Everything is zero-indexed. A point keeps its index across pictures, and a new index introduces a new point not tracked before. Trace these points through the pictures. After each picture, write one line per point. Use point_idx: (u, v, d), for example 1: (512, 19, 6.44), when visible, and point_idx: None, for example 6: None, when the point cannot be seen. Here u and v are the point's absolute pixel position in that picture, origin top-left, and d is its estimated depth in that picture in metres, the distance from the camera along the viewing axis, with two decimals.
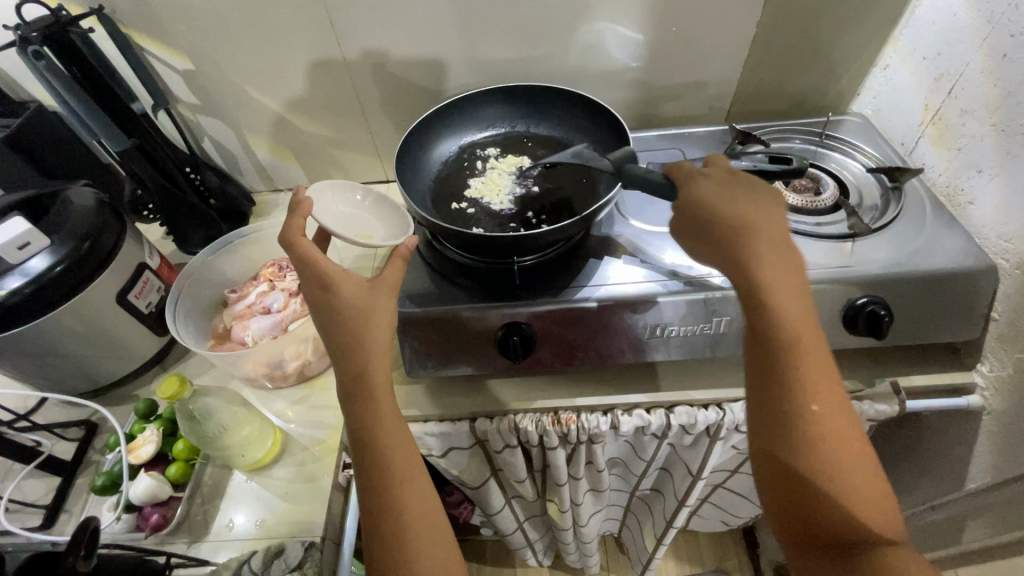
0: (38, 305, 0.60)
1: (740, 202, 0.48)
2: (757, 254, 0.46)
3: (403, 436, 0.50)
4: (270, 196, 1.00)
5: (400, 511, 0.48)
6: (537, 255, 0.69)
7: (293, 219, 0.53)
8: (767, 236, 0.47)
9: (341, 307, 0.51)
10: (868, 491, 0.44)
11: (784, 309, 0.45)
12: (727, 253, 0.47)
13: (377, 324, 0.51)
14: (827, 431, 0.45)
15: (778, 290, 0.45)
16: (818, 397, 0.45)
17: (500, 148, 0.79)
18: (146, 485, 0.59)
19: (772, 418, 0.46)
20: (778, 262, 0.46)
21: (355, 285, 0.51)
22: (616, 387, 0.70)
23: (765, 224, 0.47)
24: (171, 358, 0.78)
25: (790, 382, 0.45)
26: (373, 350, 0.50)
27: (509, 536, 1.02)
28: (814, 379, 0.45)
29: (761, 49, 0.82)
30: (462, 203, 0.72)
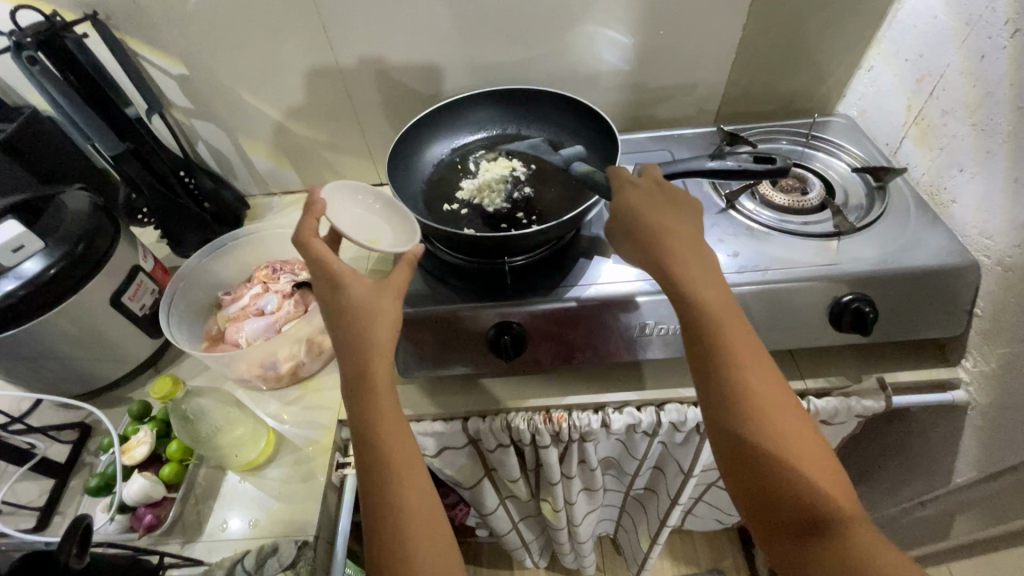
0: (31, 307, 0.60)
1: (657, 206, 0.54)
2: (675, 248, 0.52)
3: (403, 431, 0.50)
4: (265, 199, 1.01)
5: (400, 504, 0.47)
6: (528, 255, 0.70)
7: (307, 219, 0.55)
8: (682, 234, 0.53)
9: (349, 304, 0.52)
10: (820, 464, 0.45)
11: (702, 293, 0.50)
12: (648, 250, 0.53)
13: (383, 322, 0.52)
14: (769, 410, 0.46)
15: (693, 275, 0.50)
16: (752, 374, 0.47)
17: (492, 150, 0.80)
18: (139, 485, 0.59)
19: (711, 397, 0.48)
20: (695, 260, 0.52)
21: (363, 283, 0.53)
22: (607, 385, 0.70)
23: (677, 227, 0.53)
24: (165, 361, 0.79)
25: (722, 358, 0.48)
26: (375, 345, 0.51)
27: (504, 536, 1.02)
28: (745, 355, 0.48)
29: (747, 52, 0.84)
30: (453, 205, 0.73)
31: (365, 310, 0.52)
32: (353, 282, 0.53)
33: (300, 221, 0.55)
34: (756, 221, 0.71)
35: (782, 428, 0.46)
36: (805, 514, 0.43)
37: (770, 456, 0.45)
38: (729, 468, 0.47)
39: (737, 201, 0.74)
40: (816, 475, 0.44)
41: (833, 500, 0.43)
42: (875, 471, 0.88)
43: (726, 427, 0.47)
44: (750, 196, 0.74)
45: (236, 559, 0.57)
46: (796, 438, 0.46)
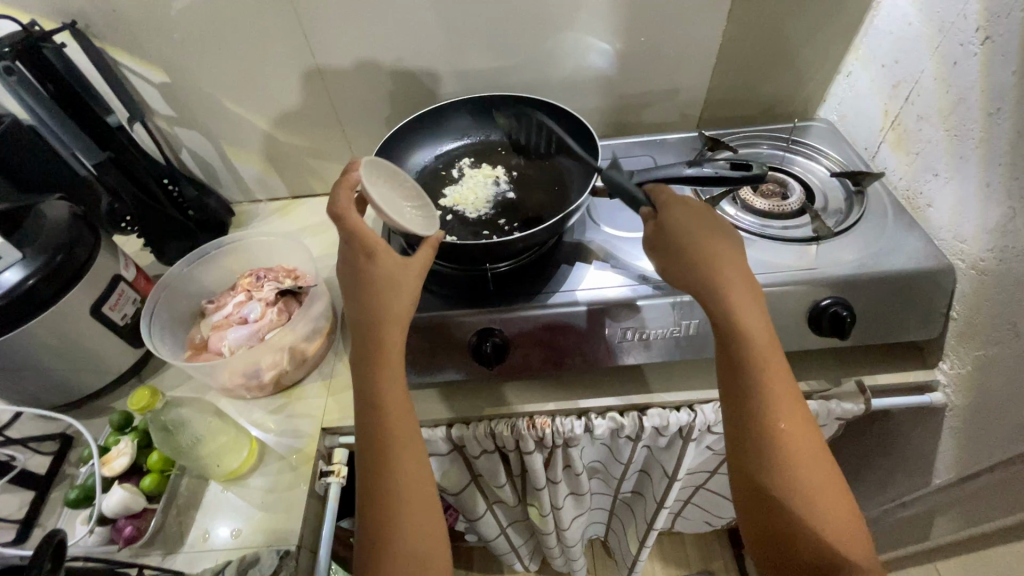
0: (9, 318, 0.60)
1: (707, 232, 0.52)
2: (726, 280, 0.50)
3: (404, 401, 0.51)
4: (250, 206, 1.01)
5: (392, 474, 0.49)
6: (511, 261, 0.70)
7: (340, 191, 0.54)
8: (734, 268, 0.51)
9: (374, 273, 0.52)
10: (841, 513, 0.48)
11: (752, 335, 0.49)
12: (696, 276, 0.51)
13: (404, 301, 0.52)
14: (794, 449, 0.48)
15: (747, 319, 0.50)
16: (790, 421, 0.49)
17: (476, 157, 0.80)
18: (119, 497, 0.59)
19: (748, 439, 0.50)
20: (747, 297, 0.51)
21: (391, 257, 0.52)
22: (590, 391, 0.71)
23: (729, 255, 0.52)
24: (148, 370, 0.79)
25: (762, 404, 0.49)
26: (390, 314, 0.51)
27: (493, 542, 1.02)
28: (786, 401, 0.49)
29: (728, 58, 0.84)
30: (436, 211, 0.73)
31: (388, 286, 0.52)
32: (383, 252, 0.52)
33: (333, 191, 0.54)
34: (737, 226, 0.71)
35: (813, 476, 0.48)
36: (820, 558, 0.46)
37: (798, 505, 0.48)
38: (753, 505, 0.50)
39: (718, 206, 0.74)
40: (836, 524, 0.47)
41: (849, 552, 0.46)
42: (859, 473, 0.89)
43: (759, 470, 0.49)
44: (731, 201, 0.75)
45: (217, 570, 0.57)
46: (825, 488, 0.48)
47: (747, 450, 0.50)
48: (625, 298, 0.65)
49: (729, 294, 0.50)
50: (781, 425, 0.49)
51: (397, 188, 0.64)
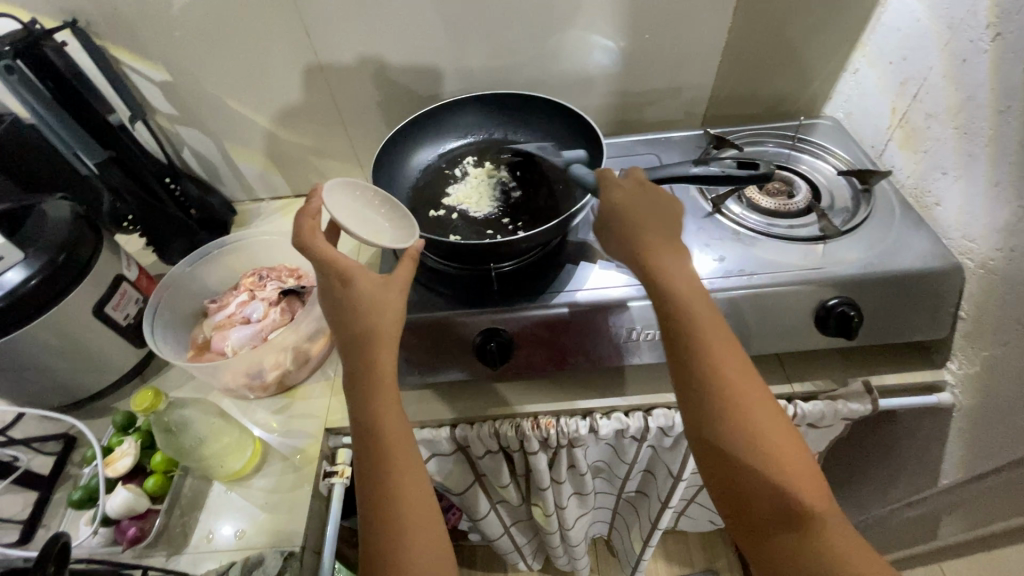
0: (12, 318, 0.60)
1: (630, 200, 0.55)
2: (649, 242, 0.52)
3: (401, 422, 0.50)
4: (252, 205, 1.00)
5: (396, 504, 0.47)
6: (516, 261, 0.69)
7: (303, 219, 0.55)
8: (655, 230, 0.53)
9: (357, 298, 0.51)
10: (794, 462, 0.45)
11: (676, 288, 0.50)
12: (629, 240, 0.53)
13: (388, 319, 0.51)
14: (738, 394, 0.47)
15: (669, 275, 0.50)
16: (728, 371, 0.47)
17: (479, 156, 0.79)
18: (123, 498, 0.59)
19: (692, 391, 0.48)
20: (670, 256, 0.52)
21: (369, 278, 0.52)
22: (595, 391, 0.70)
23: (653, 217, 0.54)
24: (151, 370, 0.78)
25: (694, 356, 0.48)
26: (380, 335, 0.51)
27: (497, 541, 1.02)
28: (721, 351, 0.48)
29: (733, 55, 0.84)
30: (440, 211, 0.72)
31: (370, 307, 0.51)
32: (358, 274, 0.52)
33: (296, 222, 0.55)
34: (743, 225, 0.71)
35: (760, 425, 0.46)
36: (777, 510, 0.44)
37: (744, 455, 0.45)
38: (707, 466, 0.47)
39: (724, 205, 0.74)
40: (792, 473, 0.44)
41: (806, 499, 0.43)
42: (864, 472, 0.88)
43: (702, 425, 0.47)
44: (736, 200, 0.75)
45: (221, 572, 0.57)
46: (777, 438, 0.45)
47: (690, 405, 0.48)
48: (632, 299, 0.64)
49: (651, 252, 0.52)
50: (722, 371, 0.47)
51: (366, 204, 0.63)
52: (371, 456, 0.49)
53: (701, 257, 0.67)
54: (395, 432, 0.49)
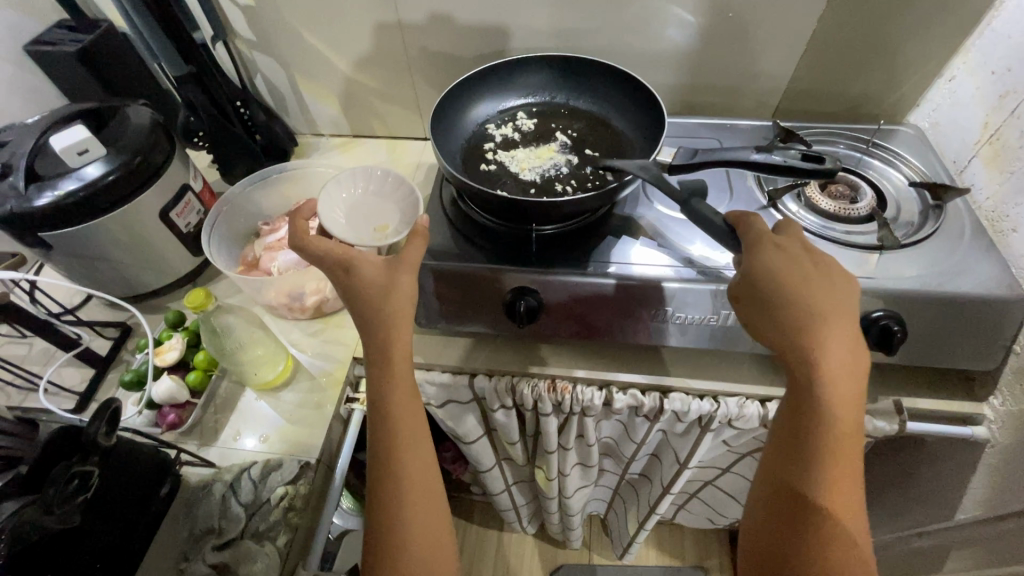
0: (89, 209, 0.65)
1: (815, 283, 0.47)
2: (824, 347, 0.46)
3: (414, 399, 0.53)
4: (312, 138, 1.04)
5: (402, 476, 0.52)
6: (556, 226, 0.70)
7: (295, 220, 0.55)
8: (836, 334, 0.46)
9: (363, 283, 0.52)
10: None
11: (831, 405, 0.46)
12: (785, 334, 0.47)
13: (401, 302, 0.53)
14: (838, 532, 0.46)
15: (828, 366, 0.45)
16: (839, 493, 0.46)
17: (538, 117, 0.79)
18: (166, 386, 0.64)
19: (792, 508, 0.48)
20: (840, 364, 0.46)
21: (374, 263, 0.53)
22: (615, 364, 0.71)
23: (827, 307, 0.47)
24: (203, 277, 0.84)
25: (817, 472, 0.46)
26: (392, 323, 0.52)
27: (497, 497, 1.06)
28: (841, 474, 0.46)
29: (820, 46, 0.79)
30: (490, 165, 0.73)
31: (380, 290, 0.52)
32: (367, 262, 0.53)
33: (288, 223, 0.55)
34: (796, 224, 0.68)
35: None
36: None
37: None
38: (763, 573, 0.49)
39: (780, 200, 0.71)
40: None
41: None
42: (879, 498, 0.86)
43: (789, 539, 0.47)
44: (794, 197, 0.72)
45: (243, 469, 0.62)
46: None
47: (785, 517, 0.48)
48: (669, 279, 0.64)
49: (814, 347, 0.46)
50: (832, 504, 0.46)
51: (371, 185, 0.78)
52: (381, 426, 0.52)
53: None
54: (409, 405, 0.53)
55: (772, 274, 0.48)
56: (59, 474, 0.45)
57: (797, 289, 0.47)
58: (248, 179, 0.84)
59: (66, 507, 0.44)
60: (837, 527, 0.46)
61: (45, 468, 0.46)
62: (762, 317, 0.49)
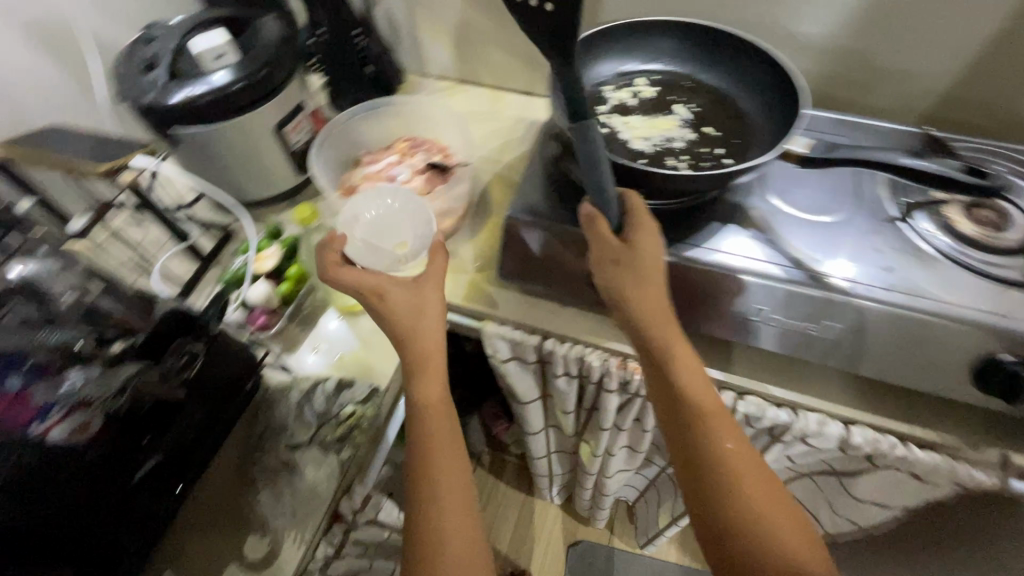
0: (214, 112, 0.68)
1: (642, 239, 0.58)
2: (619, 272, 0.58)
3: (454, 438, 0.55)
4: (419, 78, 1.04)
5: (434, 500, 0.52)
6: (659, 202, 0.66)
7: (326, 252, 0.57)
8: (648, 272, 0.58)
9: (397, 306, 0.56)
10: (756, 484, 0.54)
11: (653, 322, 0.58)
12: (610, 269, 0.59)
13: (433, 317, 0.57)
14: (710, 425, 0.56)
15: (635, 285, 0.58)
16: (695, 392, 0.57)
17: (659, 87, 0.74)
18: (262, 290, 0.67)
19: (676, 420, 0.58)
20: (649, 282, 0.58)
21: (402, 288, 0.57)
22: (693, 355, 0.68)
23: (642, 245, 0.58)
24: (302, 197, 0.87)
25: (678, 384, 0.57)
26: (421, 355, 0.56)
27: (535, 462, 1.07)
28: (690, 377, 0.57)
29: (997, 49, 0.70)
30: (601, 128, 0.70)
31: (412, 309, 0.56)
32: (399, 291, 0.57)
33: (319, 254, 0.57)
34: (929, 244, 0.61)
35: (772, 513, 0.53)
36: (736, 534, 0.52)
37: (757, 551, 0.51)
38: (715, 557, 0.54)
39: (914, 217, 0.64)
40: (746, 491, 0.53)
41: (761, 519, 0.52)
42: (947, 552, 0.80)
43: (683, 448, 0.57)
44: (931, 214, 0.64)
45: (316, 382, 0.65)
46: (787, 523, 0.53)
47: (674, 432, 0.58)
48: (776, 278, 0.60)
49: (626, 272, 0.58)
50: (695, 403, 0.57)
51: (384, 201, 0.72)
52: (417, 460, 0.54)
53: (862, 262, 0.61)
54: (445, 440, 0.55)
55: (631, 260, 0.58)
56: (175, 348, 0.53)
57: (649, 268, 0.58)
58: (355, 107, 0.85)
59: (175, 378, 0.53)
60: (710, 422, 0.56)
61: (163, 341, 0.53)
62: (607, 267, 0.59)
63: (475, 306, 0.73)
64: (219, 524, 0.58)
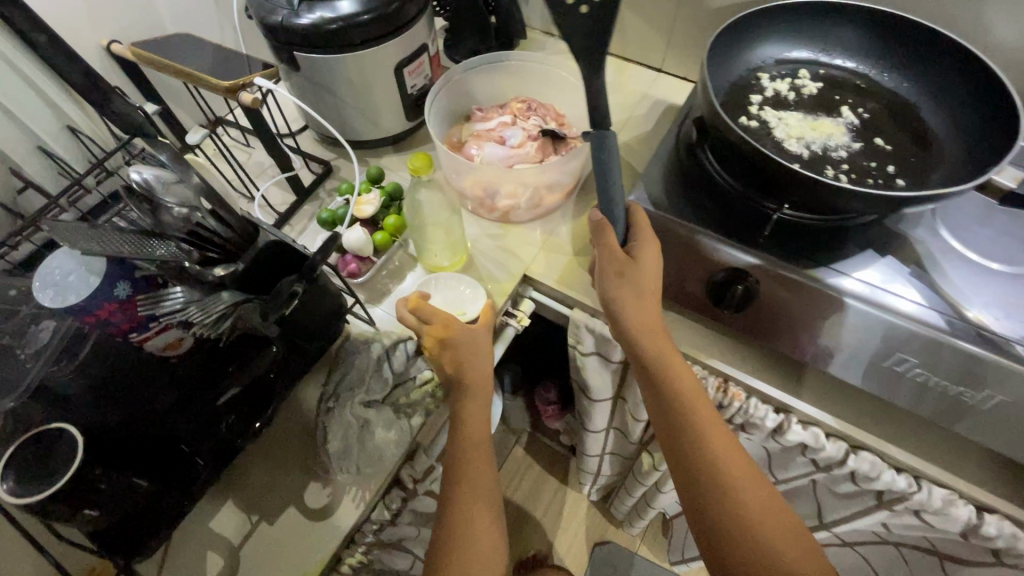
0: (338, 42, 0.65)
1: (646, 253, 0.57)
2: (621, 285, 0.57)
3: (488, 470, 0.54)
4: (541, 36, 0.97)
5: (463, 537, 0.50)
6: (800, 214, 0.56)
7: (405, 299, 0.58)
8: (649, 284, 0.57)
9: (460, 342, 0.56)
10: (759, 495, 0.53)
11: (649, 337, 0.57)
12: (616, 282, 0.57)
13: (484, 360, 0.57)
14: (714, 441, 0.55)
15: (639, 299, 0.57)
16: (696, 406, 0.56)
17: (825, 82, 0.64)
18: (358, 236, 0.64)
19: (675, 435, 0.56)
20: (650, 294, 0.57)
21: (464, 326, 0.57)
22: (806, 393, 0.61)
23: (644, 258, 0.57)
24: (405, 144, 0.83)
25: (675, 399, 0.56)
26: (468, 407, 0.55)
27: (585, 457, 1.03)
28: (690, 393, 0.56)
29: None
30: (753, 120, 0.61)
31: (473, 343, 0.56)
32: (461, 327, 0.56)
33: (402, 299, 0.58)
34: None
35: (764, 517, 0.52)
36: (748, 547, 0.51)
37: (754, 550, 0.51)
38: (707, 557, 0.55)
39: None
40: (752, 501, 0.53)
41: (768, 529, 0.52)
42: None
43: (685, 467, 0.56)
44: None
45: (399, 339, 0.62)
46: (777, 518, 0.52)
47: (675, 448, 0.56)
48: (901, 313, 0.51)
49: (634, 282, 0.57)
50: (695, 420, 0.55)
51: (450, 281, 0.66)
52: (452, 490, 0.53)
53: None
54: (480, 493, 0.53)
55: (632, 269, 0.57)
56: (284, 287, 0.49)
57: (648, 277, 0.57)
58: (476, 56, 0.80)
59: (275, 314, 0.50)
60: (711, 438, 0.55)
61: (268, 273, 0.52)
62: (609, 280, 0.58)
63: (569, 291, 0.68)
64: (282, 455, 0.58)
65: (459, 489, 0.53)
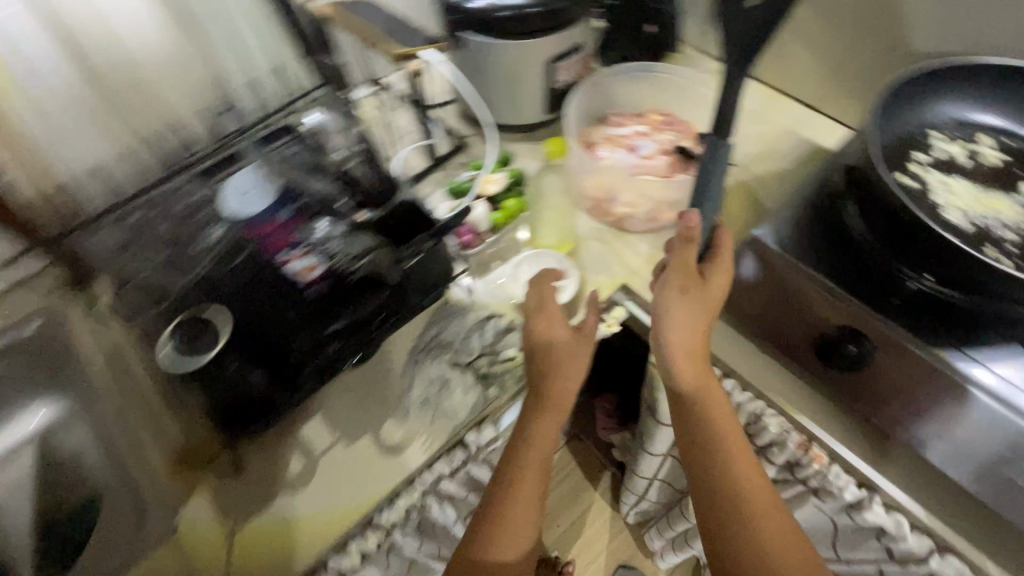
0: (501, 29, 0.69)
1: (712, 277, 0.56)
2: (676, 301, 0.56)
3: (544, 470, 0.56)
4: (693, 51, 0.95)
5: (498, 526, 0.53)
6: (946, 290, 0.52)
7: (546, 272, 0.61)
8: (706, 304, 0.56)
9: (553, 340, 0.57)
10: (779, 527, 0.52)
11: (688, 353, 0.56)
12: (682, 302, 0.55)
13: (575, 369, 0.57)
14: (740, 466, 0.54)
15: (690, 317, 0.56)
16: (725, 429, 0.55)
17: (1005, 156, 0.59)
18: (479, 212, 0.70)
19: (696, 454, 0.55)
20: (705, 314, 0.56)
21: (564, 330, 0.58)
22: (900, 478, 0.57)
23: (706, 281, 0.56)
24: (536, 134, 0.86)
25: (702, 417, 0.55)
26: (544, 422, 0.56)
27: (633, 478, 1.02)
28: (721, 416, 0.55)
29: None
30: (914, 180, 0.57)
31: (564, 347, 0.57)
32: (540, 326, 0.58)
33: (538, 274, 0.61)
34: None
35: (779, 550, 0.51)
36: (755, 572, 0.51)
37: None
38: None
39: None
40: (772, 531, 0.52)
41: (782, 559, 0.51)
42: None
43: (700, 486, 0.55)
44: None
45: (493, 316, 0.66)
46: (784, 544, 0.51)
47: (695, 466, 0.55)
48: None
49: (694, 303, 0.56)
50: (726, 443, 0.54)
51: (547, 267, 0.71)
52: (506, 485, 0.54)
53: None
54: (527, 505, 0.54)
55: (699, 290, 0.56)
56: (413, 244, 0.57)
57: (710, 302, 0.56)
58: (628, 64, 0.82)
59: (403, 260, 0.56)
60: (737, 462, 0.54)
61: (403, 227, 0.58)
62: (671, 294, 0.56)
63: None
64: (366, 396, 0.63)
65: (513, 486, 0.54)
